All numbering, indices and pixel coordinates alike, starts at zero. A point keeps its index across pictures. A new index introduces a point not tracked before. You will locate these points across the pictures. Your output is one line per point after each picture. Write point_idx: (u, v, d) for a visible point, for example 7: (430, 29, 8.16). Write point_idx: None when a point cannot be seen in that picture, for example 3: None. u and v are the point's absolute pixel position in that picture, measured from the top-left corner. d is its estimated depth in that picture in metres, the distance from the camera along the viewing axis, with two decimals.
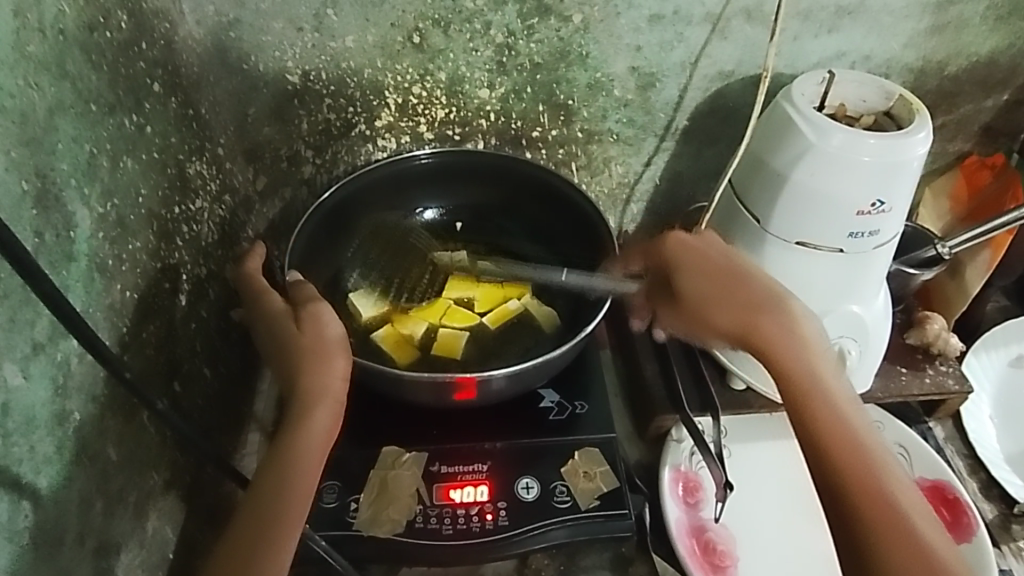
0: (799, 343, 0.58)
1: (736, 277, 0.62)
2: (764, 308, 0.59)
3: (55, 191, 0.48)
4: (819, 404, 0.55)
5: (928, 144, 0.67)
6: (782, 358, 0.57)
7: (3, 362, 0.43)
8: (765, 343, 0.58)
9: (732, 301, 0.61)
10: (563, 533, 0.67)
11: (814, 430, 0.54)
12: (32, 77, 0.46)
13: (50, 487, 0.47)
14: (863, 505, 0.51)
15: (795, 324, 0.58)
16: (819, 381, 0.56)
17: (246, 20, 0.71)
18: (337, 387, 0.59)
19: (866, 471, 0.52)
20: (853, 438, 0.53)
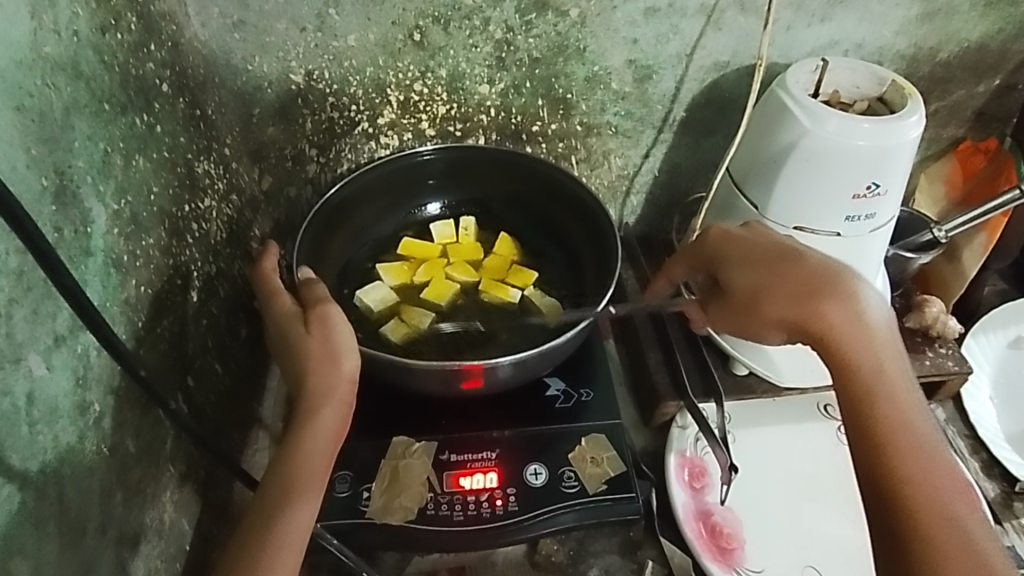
0: (865, 345, 0.57)
1: (798, 261, 0.61)
2: (833, 298, 0.59)
3: (72, 188, 0.49)
4: (889, 411, 0.55)
5: (921, 127, 0.68)
6: (849, 356, 0.57)
7: (27, 353, 0.44)
8: (830, 335, 0.58)
9: (803, 290, 0.59)
10: (572, 516, 0.68)
11: (883, 435, 0.54)
12: (49, 77, 0.48)
13: (74, 475, 0.49)
14: (936, 521, 0.51)
15: (859, 318, 0.58)
16: (888, 383, 0.56)
17: (250, 22, 0.73)
18: (344, 389, 0.60)
19: (935, 485, 0.52)
20: (924, 451, 0.54)
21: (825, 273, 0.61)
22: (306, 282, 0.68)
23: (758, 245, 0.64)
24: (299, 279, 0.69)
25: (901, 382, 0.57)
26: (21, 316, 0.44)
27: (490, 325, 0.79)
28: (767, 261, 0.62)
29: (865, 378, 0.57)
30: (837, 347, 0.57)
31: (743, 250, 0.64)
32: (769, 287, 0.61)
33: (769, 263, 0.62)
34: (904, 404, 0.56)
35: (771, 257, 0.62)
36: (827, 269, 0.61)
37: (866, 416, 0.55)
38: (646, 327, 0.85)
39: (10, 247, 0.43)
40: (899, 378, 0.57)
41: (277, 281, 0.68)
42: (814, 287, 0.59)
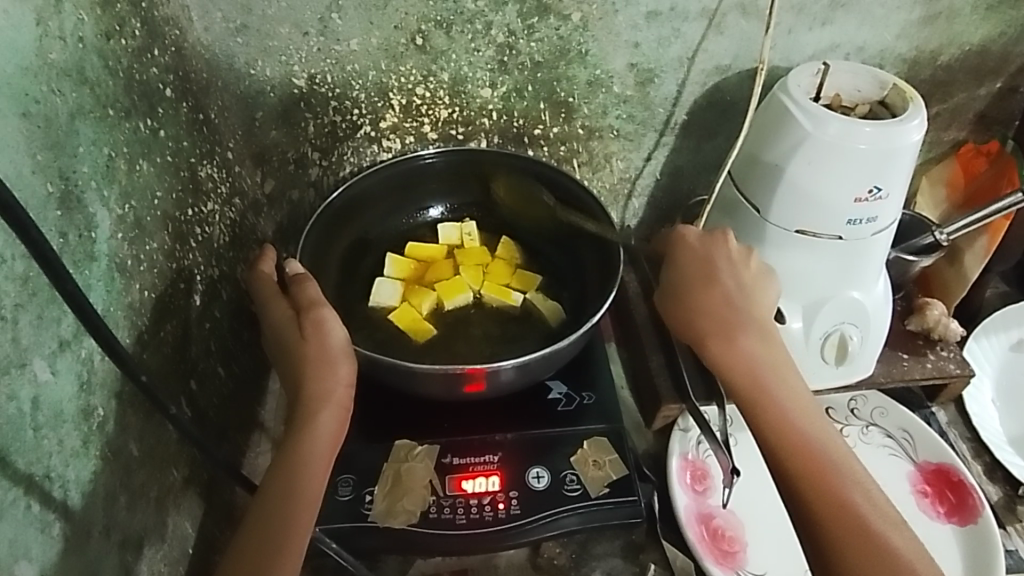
0: (768, 365, 0.63)
1: (707, 285, 0.66)
2: (727, 327, 0.64)
3: (77, 193, 0.50)
4: (792, 437, 0.59)
5: (922, 131, 0.68)
6: (748, 386, 0.62)
7: (32, 358, 0.44)
8: (722, 368, 0.63)
9: (708, 321, 0.65)
10: (575, 520, 0.68)
11: (792, 463, 0.58)
12: (54, 83, 0.48)
13: (79, 479, 0.49)
14: (846, 541, 0.55)
15: (745, 342, 0.64)
16: (785, 408, 0.61)
17: (253, 26, 0.73)
18: (340, 393, 0.61)
19: (838, 503, 0.57)
20: (828, 469, 0.58)
21: (731, 298, 0.65)
22: (297, 279, 0.66)
23: (688, 261, 0.68)
24: (291, 274, 0.68)
25: (797, 400, 0.62)
26: (26, 321, 0.44)
27: (492, 328, 0.79)
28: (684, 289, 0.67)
29: (771, 409, 0.61)
30: (732, 376, 0.63)
31: (682, 266, 0.68)
32: (689, 316, 0.66)
33: (691, 290, 0.66)
34: (804, 421, 0.60)
35: (684, 284, 0.67)
36: (733, 291, 0.66)
37: (773, 447, 0.60)
38: (648, 330, 0.85)
39: (15, 252, 0.43)
40: (798, 395, 0.62)
41: (273, 285, 0.68)
42: (716, 311, 0.65)
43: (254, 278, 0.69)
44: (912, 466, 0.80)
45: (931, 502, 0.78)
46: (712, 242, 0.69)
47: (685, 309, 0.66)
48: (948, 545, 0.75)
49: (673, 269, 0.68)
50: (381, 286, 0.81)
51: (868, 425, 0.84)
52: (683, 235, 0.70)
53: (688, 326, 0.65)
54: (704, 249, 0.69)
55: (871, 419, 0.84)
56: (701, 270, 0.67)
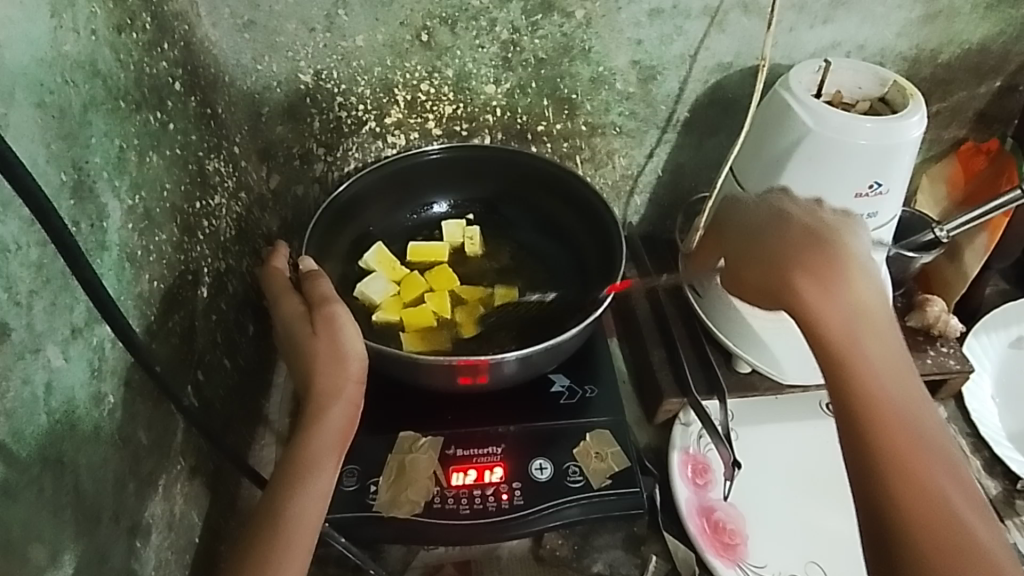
0: (862, 320, 0.54)
1: (793, 233, 0.60)
2: (820, 272, 0.56)
3: (89, 183, 0.51)
4: (877, 398, 0.51)
5: (923, 127, 0.69)
6: (830, 334, 0.53)
7: (45, 344, 0.45)
8: (808, 315, 0.55)
9: (794, 263, 0.58)
10: (577, 510, 0.69)
11: (868, 422, 0.50)
12: (68, 75, 0.49)
13: (89, 464, 0.50)
14: (920, 526, 0.46)
15: (839, 290, 0.55)
16: (875, 368, 0.52)
17: (261, 22, 0.74)
18: (351, 389, 0.61)
19: (920, 475, 0.48)
20: (914, 440, 0.49)
21: (823, 245, 0.58)
22: (310, 276, 0.68)
23: (765, 214, 0.64)
24: (303, 270, 0.69)
25: (892, 361, 0.53)
26: (40, 307, 0.45)
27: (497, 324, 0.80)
28: (771, 234, 0.62)
29: (857, 366, 0.52)
30: (817, 326, 0.54)
31: (755, 219, 0.65)
32: (772, 261, 0.60)
33: (771, 238, 0.61)
34: (896, 383, 0.51)
35: (765, 232, 0.62)
36: (824, 239, 0.59)
37: (852, 407, 0.51)
38: (649, 324, 0.85)
39: (30, 240, 0.44)
40: (895, 357, 0.53)
41: (284, 280, 0.69)
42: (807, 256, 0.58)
43: (265, 273, 0.70)
44: None
45: None
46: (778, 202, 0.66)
47: (772, 256, 0.60)
48: None
49: (745, 223, 0.65)
50: (371, 279, 0.81)
51: None
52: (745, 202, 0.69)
53: (773, 271, 0.59)
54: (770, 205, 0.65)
55: None
56: (782, 218, 0.62)
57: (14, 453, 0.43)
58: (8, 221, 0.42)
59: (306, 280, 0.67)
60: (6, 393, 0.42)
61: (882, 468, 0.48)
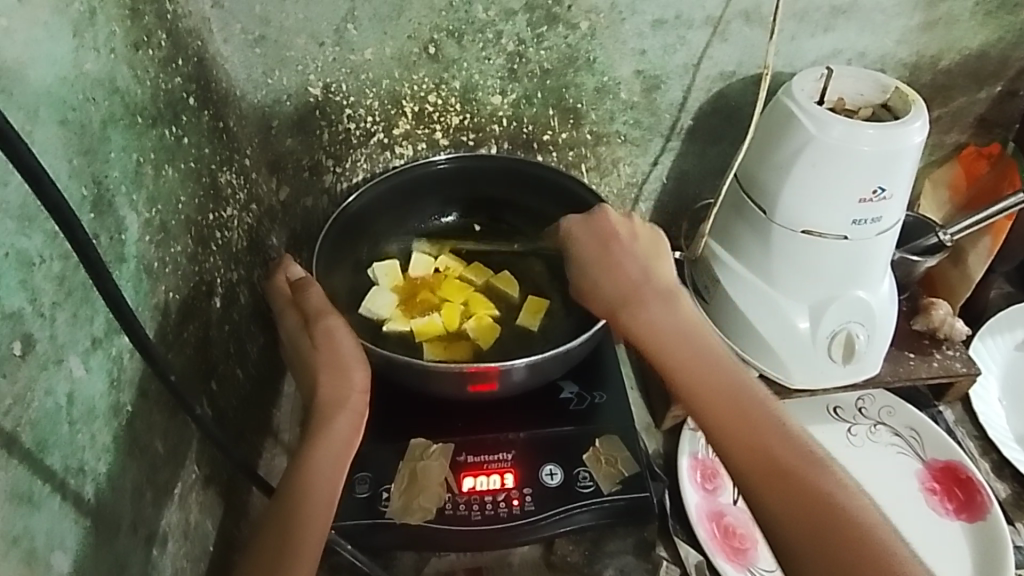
0: (676, 334, 0.61)
1: (614, 261, 0.66)
2: (628, 299, 0.63)
3: (109, 196, 0.52)
4: (705, 397, 0.57)
5: (925, 132, 0.70)
6: (648, 346, 0.60)
7: (68, 355, 0.46)
8: (631, 335, 0.62)
9: (613, 295, 0.64)
10: (589, 516, 0.70)
11: (709, 419, 0.56)
12: (89, 92, 0.50)
13: (108, 473, 0.50)
14: (785, 505, 0.52)
15: (647, 309, 0.62)
16: (694, 371, 0.58)
17: (271, 37, 0.75)
18: (355, 400, 0.63)
19: (757, 446, 0.54)
20: (747, 422, 0.55)
21: (637, 270, 0.65)
22: (301, 285, 0.68)
23: (585, 242, 0.69)
24: (294, 279, 0.70)
25: (713, 359, 0.59)
26: (62, 319, 0.46)
27: (506, 334, 0.81)
28: (592, 267, 0.67)
29: (686, 369, 0.58)
30: (640, 344, 0.61)
31: (577, 246, 0.69)
32: (598, 291, 0.66)
33: (595, 271, 0.66)
34: (721, 378, 0.58)
35: (592, 263, 0.67)
36: (638, 263, 0.65)
37: (694, 415, 0.57)
38: None
39: (54, 253, 0.45)
40: (715, 355, 0.60)
41: (280, 290, 0.70)
42: (627, 287, 0.64)
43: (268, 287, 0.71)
44: (921, 464, 0.82)
45: (940, 499, 0.79)
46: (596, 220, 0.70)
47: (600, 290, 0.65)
48: (956, 542, 0.76)
49: (573, 257, 0.69)
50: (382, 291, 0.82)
51: (875, 424, 0.85)
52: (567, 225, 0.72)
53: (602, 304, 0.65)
54: (590, 227, 0.70)
55: (878, 417, 0.85)
56: (606, 245, 0.67)
57: (39, 461, 0.43)
58: (34, 235, 0.43)
59: (298, 290, 0.68)
60: (30, 404, 0.43)
61: (735, 457, 0.54)
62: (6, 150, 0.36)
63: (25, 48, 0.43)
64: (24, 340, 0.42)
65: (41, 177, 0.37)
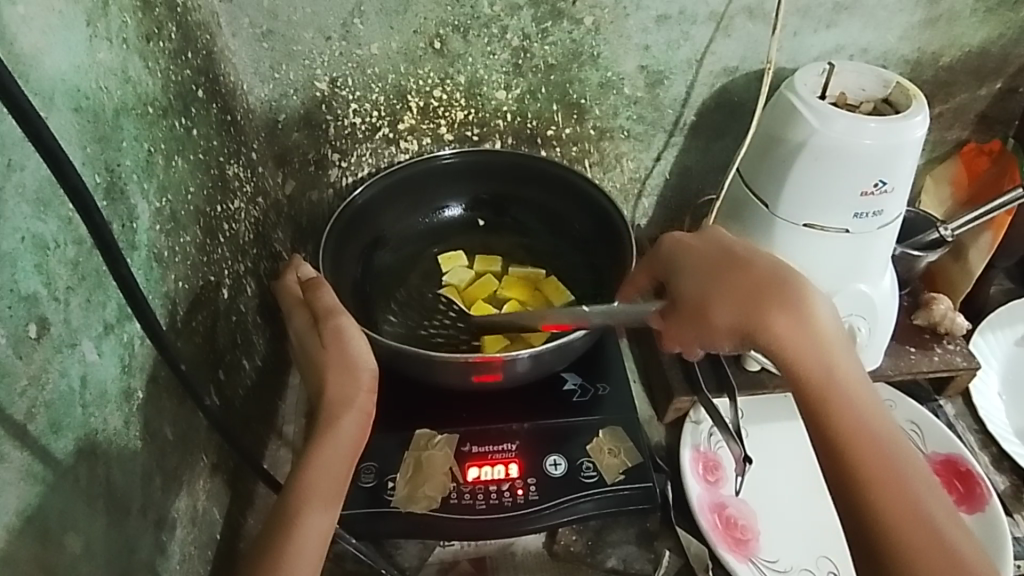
0: (832, 361, 0.55)
1: (749, 269, 0.60)
2: (792, 306, 0.57)
3: (121, 184, 0.52)
4: (857, 437, 0.53)
5: (926, 127, 0.70)
6: (813, 368, 0.55)
7: (81, 339, 0.47)
8: (787, 352, 0.55)
9: (761, 303, 0.57)
10: (591, 505, 0.70)
11: (858, 462, 0.52)
12: (102, 81, 0.51)
13: (120, 457, 0.51)
14: (927, 557, 0.49)
15: (809, 322, 0.56)
16: (857, 406, 0.54)
17: (279, 31, 0.76)
18: (362, 399, 0.62)
19: (904, 500, 0.51)
20: (898, 474, 0.51)
21: (784, 277, 0.59)
22: (314, 285, 0.68)
23: (711, 254, 0.62)
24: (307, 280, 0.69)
25: (862, 389, 0.55)
26: (76, 303, 0.46)
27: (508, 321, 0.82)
28: (732, 273, 0.60)
29: (841, 406, 0.54)
30: (795, 364, 0.55)
31: (699, 258, 0.62)
32: (742, 296, 0.58)
33: (733, 275, 0.59)
34: (869, 414, 0.54)
35: (724, 272, 0.60)
36: (779, 270, 0.59)
37: (835, 458, 0.53)
38: None
39: (68, 238, 0.46)
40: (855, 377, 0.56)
41: (294, 293, 0.69)
42: (766, 295, 0.57)
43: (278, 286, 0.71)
44: (921, 457, 0.82)
45: None
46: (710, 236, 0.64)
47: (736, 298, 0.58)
48: None
49: (691, 262, 0.63)
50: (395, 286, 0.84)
51: None
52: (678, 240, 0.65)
53: (736, 312, 0.57)
54: (714, 241, 0.63)
55: None
56: (735, 259, 0.61)
57: (53, 443, 0.44)
58: (49, 220, 0.44)
59: (310, 290, 0.68)
60: (45, 385, 0.43)
61: (879, 518, 0.51)
62: (27, 133, 0.37)
63: (41, 37, 0.44)
64: (39, 322, 0.43)
65: (61, 160, 0.38)
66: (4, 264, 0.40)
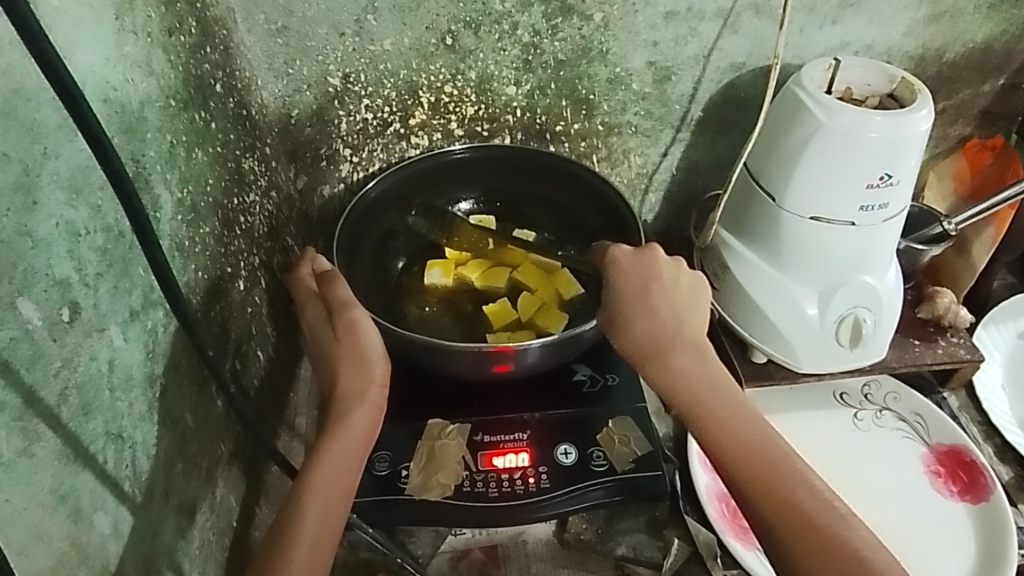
0: (712, 386, 0.62)
1: (643, 305, 0.65)
2: (662, 347, 0.63)
3: (145, 174, 0.54)
4: (741, 453, 0.58)
5: (931, 120, 0.71)
6: (686, 401, 0.61)
7: (109, 324, 0.48)
8: (666, 388, 0.62)
9: (641, 344, 0.63)
10: (602, 493, 0.71)
11: (739, 474, 0.58)
12: (128, 73, 0.52)
13: (144, 441, 0.52)
14: (806, 549, 0.55)
15: (680, 360, 0.62)
16: (730, 426, 0.60)
17: (293, 27, 0.77)
18: (374, 392, 0.64)
19: (788, 503, 0.56)
20: (779, 479, 0.57)
21: (665, 316, 0.64)
22: (328, 278, 0.70)
23: (624, 281, 0.66)
24: (320, 272, 0.71)
25: (739, 412, 0.61)
26: (104, 289, 0.47)
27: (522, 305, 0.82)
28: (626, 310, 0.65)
29: (720, 427, 0.60)
30: (674, 397, 0.62)
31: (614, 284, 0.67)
32: (628, 339, 0.64)
33: (629, 312, 0.65)
34: (747, 428, 0.60)
35: (620, 307, 0.65)
36: (665, 307, 0.65)
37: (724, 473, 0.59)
38: None
39: (97, 226, 0.47)
40: (735, 401, 0.61)
41: (307, 287, 0.71)
42: (655, 340, 0.63)
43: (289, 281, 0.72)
44: (926, 448, 0.83)
45: (944, 482, 0.81)
46: (643, 258, 0.67)
47: (633, 335, 0.64)
48: (960, 524, 0.78)
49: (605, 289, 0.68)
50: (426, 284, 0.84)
51: (881, 410, 0.87)
52: (615, 256, 0.68)
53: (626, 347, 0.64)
54: (634, 266, 0.67)
55: (884, 403, 0.87)
56: (640, 288, 0.65)
57: (83, 425, 0.45)
58: (80, 207, 0.45)
59: (324, 283, 0.69)
60: (76, 368, 0.44)
61: (770, 520, 0.56)
62: (77, 123, 0.38)
63: (73, 29, 0.45)
64: (71, 307, 0.44)
65: (104, 145, 0.40)
66: (40, 249, 0.41)
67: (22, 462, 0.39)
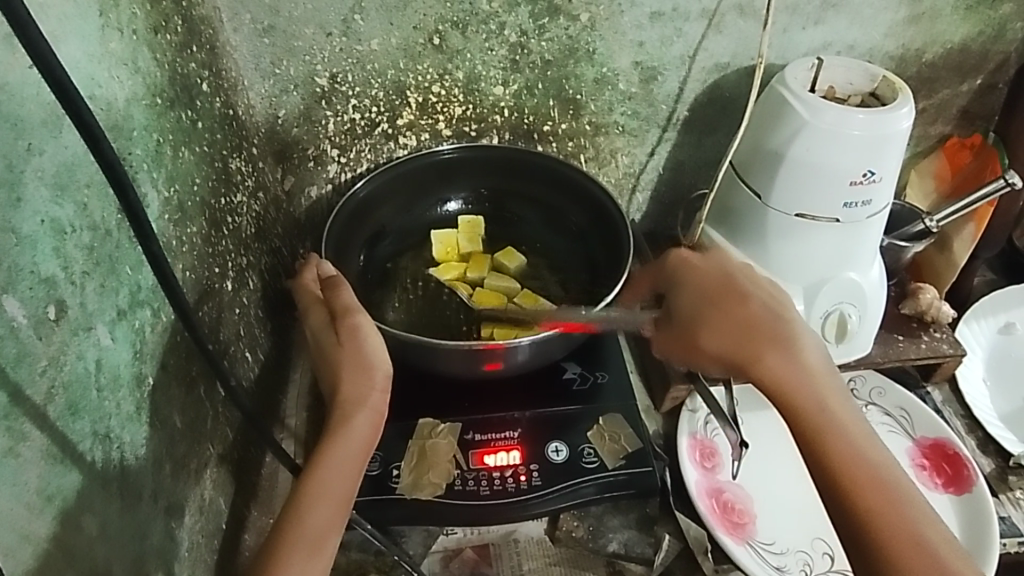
0: (829, 388, 0.56)
1: (743, 298, 0.59)
2: (779, 342, 0.57)
3: (131, 172, 0.53)
4: (860, 466, 0.53)
5: (912, 118, 0.73)
6: (805, 403, 0.55)
7: (96, 324, 0.47)
8: (779, 390, 0.55)
9: (754, 336, 0.57)
10: (592, 490, 0.71)
11: (857, 491, 0.52)
12: (114, 71, 0.51)
13: (132, 442, 0.52)
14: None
15: (797, 359, 0.57)
16: (853, 437, 0.54)
17: (280, 27, 0.77)
18: (375, 398, 0.63)
19: (910, 526, 0.51)
20: (901, 499, 0.52)
21: (773, 311, 0.59)
22: (333, 284, 0.69)
23: (707, 275, 0.62)
24: (326, 277, 0.70)
25: (859, 423, 0.55)
26: (91, 287, 0.47)
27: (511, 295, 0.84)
28: (721, 302, 0.60)
29: (839, 438, 0.54)
30: (790, 399, 0.55)
31: (698, 279, 0.62)
32: (735, 329, 0.58)
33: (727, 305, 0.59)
34: (868, 440, 0.54)
35: (714, 299, 0.60)
36: (772, 303, 0.60)
37: (845, 488, 0.53)
38: None
39: (84, 223, 0.46)
40: (856, 411, 0.56)
41: (311, 292, 0.70)
42: (773, 335, 0.57)
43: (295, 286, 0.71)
44: (911, 442, 0.85)
45: (929, 475, 0.82)
46: (717, 259, 0.64)
47: (725, 315, 0.59)
48: (945, 515, 0.79)
49: (686, 284, 0.62)
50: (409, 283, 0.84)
51: (867, 404, 0.88)
52: (682, 258, 0.64)
53: (730, 342, 0.58)
54: (713, 267, 0.63)
55: (869, 398, 0.88)
56: (726, 282, 0.61)
57: (69, 424, 0.44)
58: (66, 205, 0.45)
59: (329, 289, 0.69)
60: (63, 366, 0.44)
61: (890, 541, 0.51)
62: (70, 116, 0.39)
63: (58, 24, 0.45)
64: (57, 305, 0.43)
65: (97, 138, 0.40)
66: (25, 246, 0.41)
67: (7, 461, 0.39)
